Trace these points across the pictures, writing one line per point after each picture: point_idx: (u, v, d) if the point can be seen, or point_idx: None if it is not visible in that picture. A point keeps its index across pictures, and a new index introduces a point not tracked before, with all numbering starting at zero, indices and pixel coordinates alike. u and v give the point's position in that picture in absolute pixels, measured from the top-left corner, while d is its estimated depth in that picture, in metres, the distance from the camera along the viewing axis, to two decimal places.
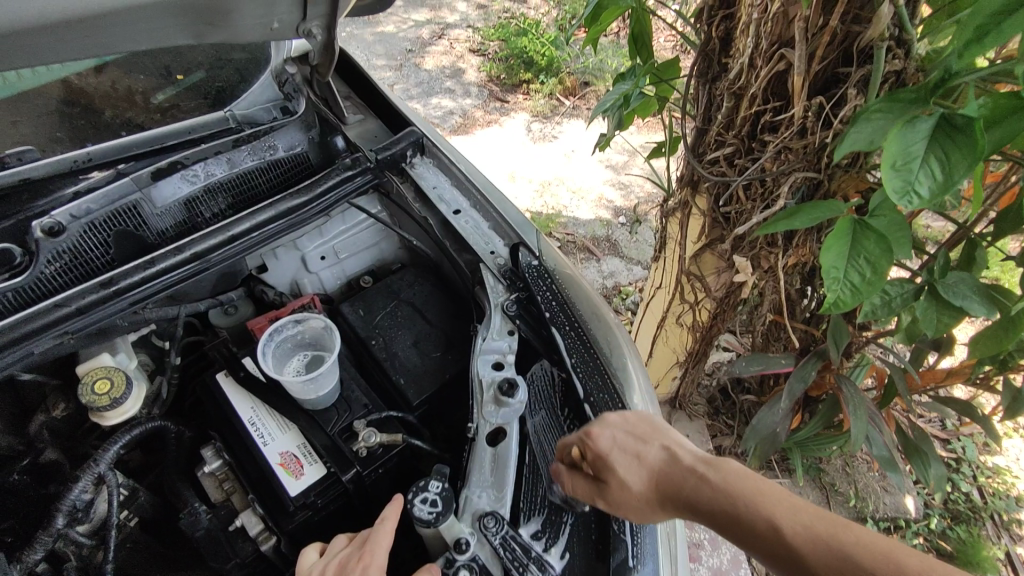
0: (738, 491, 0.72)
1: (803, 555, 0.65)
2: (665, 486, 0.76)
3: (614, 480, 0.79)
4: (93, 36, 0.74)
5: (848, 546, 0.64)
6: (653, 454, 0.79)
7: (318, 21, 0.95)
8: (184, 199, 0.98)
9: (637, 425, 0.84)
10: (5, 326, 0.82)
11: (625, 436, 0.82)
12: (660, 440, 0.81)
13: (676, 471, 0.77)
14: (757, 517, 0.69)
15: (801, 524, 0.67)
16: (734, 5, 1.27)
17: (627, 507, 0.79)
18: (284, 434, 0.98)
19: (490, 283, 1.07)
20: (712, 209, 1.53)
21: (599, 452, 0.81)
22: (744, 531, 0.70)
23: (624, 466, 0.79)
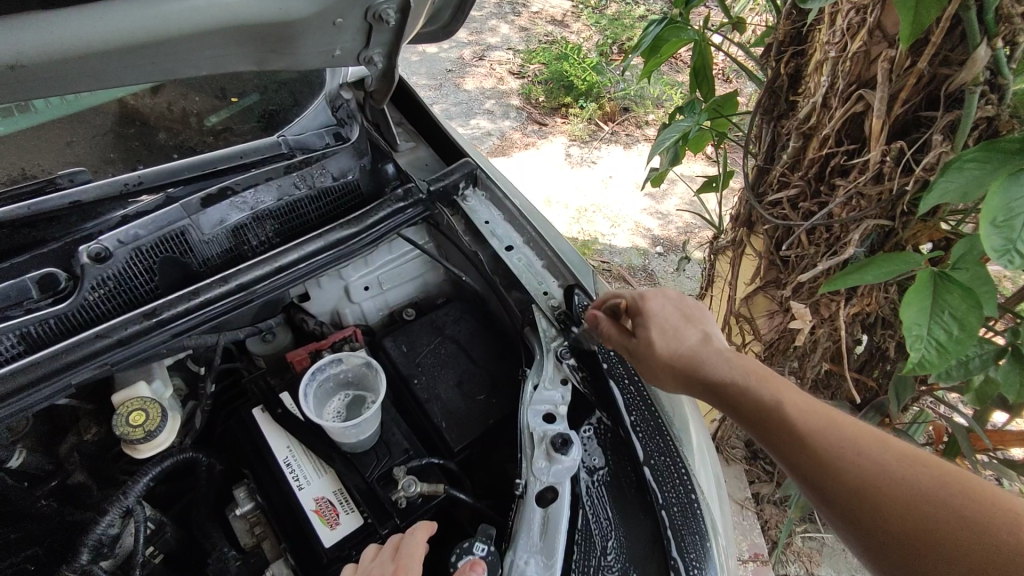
0: (756, 372, 0.82)
1: (800, 425, 0.74)
2: (689, 357, 0.86)
3: (644, 336, 0.89)
4: (156, 61, 0.71)
5: (841, 427, 0.73)
6: (690, 332, 0.89)
7: (380, 49, 0.91)
8: (232, 226, 0.95)
9: (688, 308, 0.93)
10: (45, 355, 0.79)
11: (672, 310, 0.92)
12: (702, 325, 0.90)
13: (703, 347, 0.86)
14: (766, 393, 0.78)
15: (808, 406, 0.76)
16: (806, 42, 1.22)
17: (645, 363, 0.89)
18: (321, 477, 0.93)
19: (543, 326, 1.01)
20: (769, 250, 1.45)
21: (643, 315, 0.91)
22: (748, 395, 0.79)
23: (657, 330, 0.89)
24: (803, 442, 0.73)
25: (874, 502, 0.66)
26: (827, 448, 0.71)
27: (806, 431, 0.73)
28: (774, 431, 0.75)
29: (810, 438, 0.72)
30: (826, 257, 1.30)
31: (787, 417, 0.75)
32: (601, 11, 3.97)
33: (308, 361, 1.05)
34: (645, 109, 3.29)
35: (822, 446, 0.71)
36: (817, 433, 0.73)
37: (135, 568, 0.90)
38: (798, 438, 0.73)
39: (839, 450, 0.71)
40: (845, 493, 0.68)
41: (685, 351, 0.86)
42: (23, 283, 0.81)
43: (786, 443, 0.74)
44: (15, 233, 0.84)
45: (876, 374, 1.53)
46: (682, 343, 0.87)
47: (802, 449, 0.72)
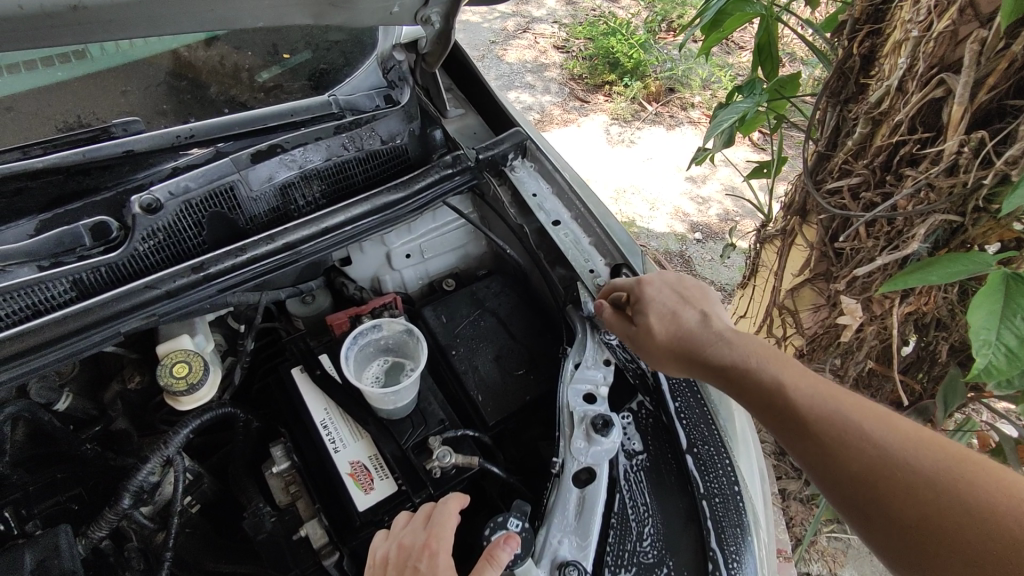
0: (761, 354, 0.80)
1: (809, 414, 0.72)
2: (690, 338, 0.84)
3: (645, 321, 0.88)
4: (215, 9, 0.70)
5: (856, 414, 0.71)
6: (691, 314, 0.87)
7: (439, 8, 0.88)
8: (280, 184, 0.94)
9: (687, 288, 0.91)
10: (96, 303, 0.79)
11: (671, 293, 0.90)
12: (700, 306, 0.88)
13: (706, 329, 0.84)
14: (767, 380, 0.77)
15: (818, 391, 0.74)
16: (884, 21, 1.14)
17: (647, 349, 0.87)
18: (357, 442, 0.93)
19: (587, 305, 0.98)
20: (822, 241, 1.39)
21: (641, 300, 0.90)
22: (755, 381, 0.78)
23: (658, 316, 0.87)
24: (814, 431, 0.71)
25: (887, 491, 0.65)
26: (839, 436, 0.69)
27: (811, 416, 0.72)
28: (782, 418, 0.74)
29: (823, 426, 0.71)
30: (884, 251, 1.24)
31: (794, 402, 0.74)
32: None
33: (348, 325, 1.04)
34: (691, 90, 3.19)
35: (827, 436, 0.70)
36: (825, 424, 0.71)
37: (173, 516, 0.92)
38: (809, 427, 0.71)
39: (848, 441, 0.69)
40: (857, 483, 0.67)
41: (687, 332, 0.85)
42: (76, 231, 0.81)
43: (794, 430, 0.73)
44: (70, 180, 0.84)
45: (921, 376, 1.47)
46: (684, 326, 0.86)
47: (812, 437, 0.71)
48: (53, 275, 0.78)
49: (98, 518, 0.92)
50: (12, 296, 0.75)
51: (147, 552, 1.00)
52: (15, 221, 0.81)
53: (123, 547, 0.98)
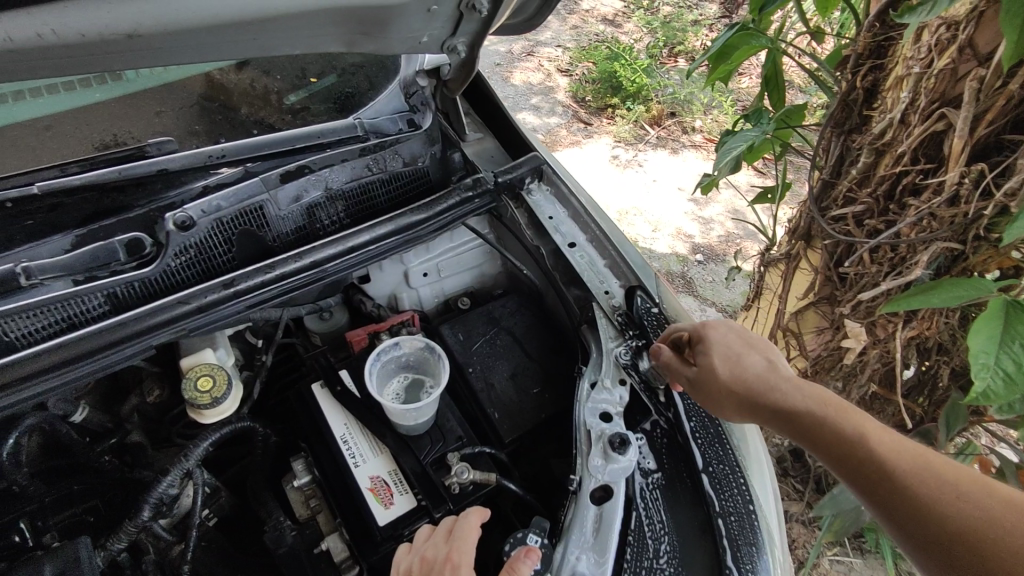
0: (833, 408, 0.81)
1: (891, 466, 0.73)
2: (758, 383, 0.85)
3: (706, 359, 0.89)
4: (259, 39, 0.72)
5: (933, 469, 0.71)
6: (755, 359, 0.88)
7: (465, 38, 0.91)
8: (307, 205, 0.96)
9: (746, 335, 0.93)
10: (131, 317, 0.81)
11: (735, 337, 0.92)
12: (764, 352, 0.89)
13: (771, 376, 0.86)
14: (845, 429, 0.78)
15: (893, 444, 0.75)
16: (886, 56, 1.19)
17: (710, 389, 0.88)
18: (376, 457, 0.94)
19: (602, 325, 1.01)
20: (827, 266, 1.42)
21: (705, 342, 0.91)
22: (827, 431, 0.79)
23: (723, 358, 0.88)
24: (890, 483, 0.72)
25: (961, 543, 0.66)
26: (916, 489, 0.70)
27: (894, 467, 0.72)
28: (855, 469, 0.75)
29: (900, 477, 0.71)
30: (887, 277, 1.27)
31: (868, 452, 0.75)
32: (654, 13, 3.92)
33: (366, 342, 1.07)
34: (692, 114, 3.26)
35: (912, 485, 0.70)
36: (906, 473, 0.72)
37: (191, 528, 0.94)
38: (882, 480, 0.72)
39: (932, 492, 0.69)
40: (944, 532, 0.67)
41: (752, 377, 0.86)
42: (112, 246, 0.83)
43: (867, 482, 0.74)
44: (104, 196, 0.87)
45: (922, 400, 1.50)
46: (749, 370, 0.87)
47: (892, 490, 0.71)
48: (89, 289, 0.80)
49: (117, 530, 0.93)
50: (49, 309, 0.78)
51: (163, 565, 1.00)
52: (50, 236, 0.83)
53: (140, 559, 0.99)
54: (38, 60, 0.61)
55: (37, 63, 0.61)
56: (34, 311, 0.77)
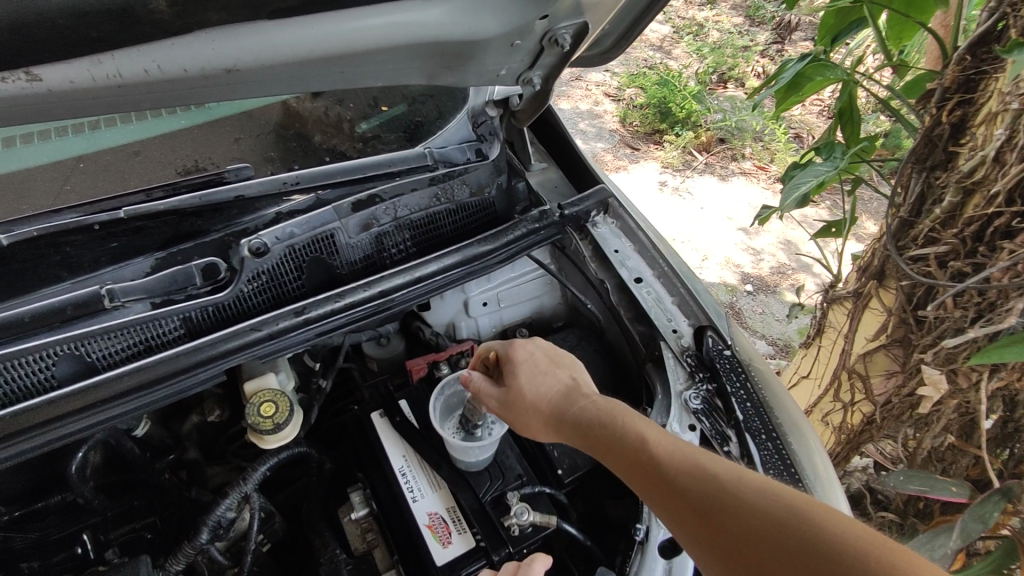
0: (618, 414, 0.74)
1: (668, 473, 0.65)
2: (555, 401, 0.79)
3: (514, 382, 0.83)
4: (348, 73, 0.72)
5: (722, 467, 0.63)
6: (560, 373, 0.83)
7: (541, 71, 0.89)
8: (376, 234, 0.96)
9: (554, 349, 0.88)
10: (205, 343, 0.81)
11: (542, 354, 0.85)
12: (568, 367, 0.84)
13: (548, 395, 0.80)
14: (626, 434, 0.71)
15: (673, 443, 0.68)
16: (977, 90, 1.12)
17: (515, 411, 0.81)
18: (435, 492, 0.92)
19: (670, 366, 0.97)
20: (902, 307, 1.34)
21: (510, 361, 0.85)
22: (607, 440, 0.72)
23: (527, 375, 0.83)
24: (653, 479, 0.66)
25: (738, 545, 0.58)
26: (674, 484, 0.64)
27: (674, 474, 0.64)
28: (635, 469, 0.67)
29: (669, 476, 0.64)
30: (974, 323, 1.19)
31: (628, 453, 0.69)
32: (703, 39, 3.89)
33: (425, 372, 1.05)
34: (743, 142, 3.19)
35: (695, 498, 0.62)
36: (681, 478, 0.64)
37: (247, 553, 0.94)
38: (668, 483, 0.64)
39: (721, 504, 0.60)
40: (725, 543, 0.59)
41: (553, 394, 0.80)
42: (189, 270, 0.84)
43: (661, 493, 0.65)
44: (183, 220, 0.88)
45: (1004, 454, 1.39)
46: (552, 387, 0.81)
47: (677, 502, 0.63)
48: (166, 313, 0.81)
49: (176, 551, 0.93)
50: (127, 333, 0.79)
51: None
52: (132, 258, 0.85)
53: None
54: (142, 94, 0.62)
55: (141, 96, 0.63)
56: (114, 334, 0.78)
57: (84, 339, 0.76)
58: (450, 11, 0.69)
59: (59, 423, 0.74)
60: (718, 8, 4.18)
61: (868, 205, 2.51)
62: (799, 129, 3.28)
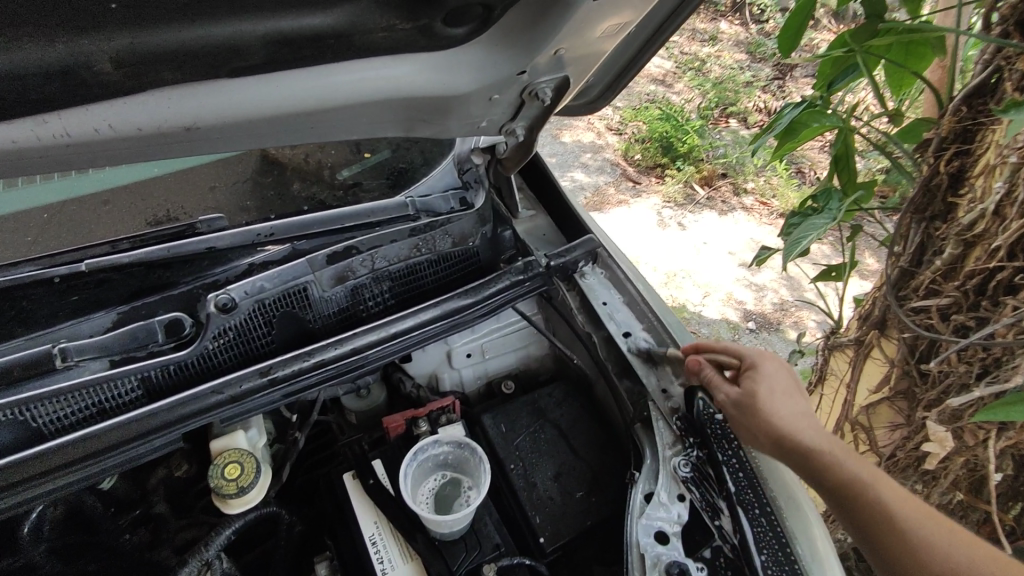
0: (854, 459, 0.75)
1: (909, 527, 0.70)
2: (788, 420, 0.79)
3: (759, 391, 0.82)
4: (317, 128, 0.69)
5: (946, 534, 0.70)
6: (797, 402, 0.82)
7: (524, 122, 0.87)
8: (352, 286, 0.93)
9: (788, 372, 0.86)
10: (162, 406, 0.78)
11: (784, 376, 0.84)
12: (798, 395, 0.83)
13: (801, 418, 0.79)
14: (852, 481, 0.74)
15: (953, 542, 0.69)
16: (975, 141, 1.09)
17: (744, 407, 0.82)
18: (406, 564, 0.87)
19: (659, 430, 0.93)
20: (905, 359, 1.29)
21: (756, 367, 0.85)
22: (846, 483, 0.74)
23: (767, 388, 0.82)
24: (897, 531, 0.70)
25: None
26: (912, 537, 0.69)
27: (906, 526, 0.70)
28: (872, 519, 0.71)
29: (906, 529, 0.70)
30: (979, 380, 1.14)
31: (888, 529, 0.70)
32: (705, 73, 3.92)
33: (404, 429, 0.99)
34: (744, 176, 3.17)
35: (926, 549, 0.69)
36: (921, 537, 0.69)
37: None
38: (905, 536, 0.69)
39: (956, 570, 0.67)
40: None
41: (796, 414, 0.80)
42: (151, 326, 0.80)
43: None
44: (151, 272, 0.85)
45: (1016, 514, 1.32)
46: (796, 409, 0.81)
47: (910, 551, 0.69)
48: (122, 373, 0.77)
49: None
50: (80, 395, 0.75)
51: None
52: (93, 313, 0.81)
53: None
54: (94, 153, 0.59)
55: (95, 156, 0.60)
56: (66, 396, 0.74)
57: (31, 403, 0.73)
58: (425, 66, 0.67)
59: (4, 493, 0.71)
60: (721, 43, 4.21)
61: (871, 243, 2.47)
62: (801, 163, 3.26)
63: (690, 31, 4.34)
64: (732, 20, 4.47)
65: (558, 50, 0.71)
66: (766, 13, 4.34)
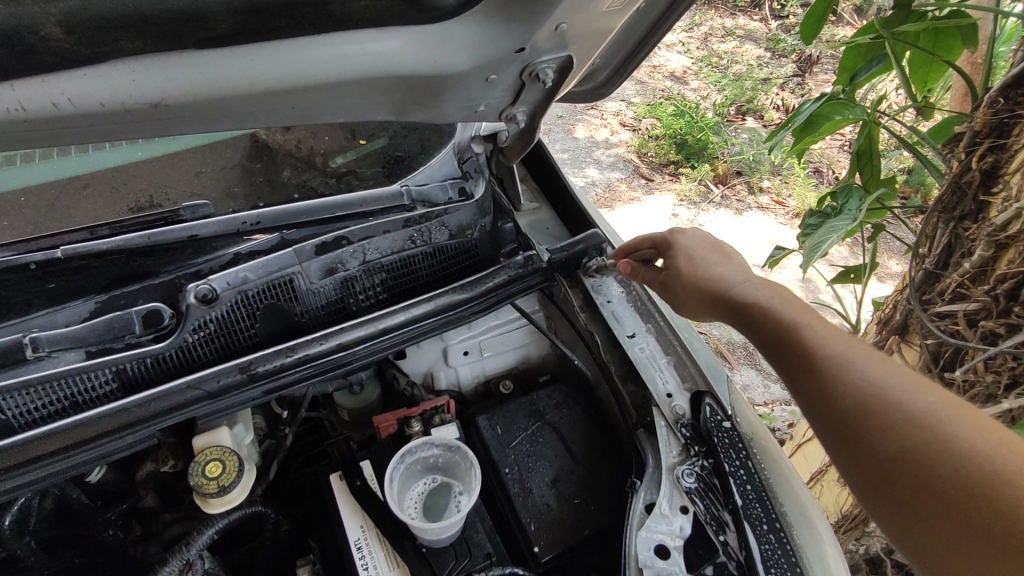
0: (771, 289, 0.73)
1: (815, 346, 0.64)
2: (707, 275, 0.81)
3: (678, 261, 0.86)
4: (297, 108, 0.64)
5: (867, 356, 0.61)
6: (720, 260, 0.84)
7: (525, 107, 0.81)
8: (341, 278, 0.88)
9: (716, 243, 0.87)
10: (135, 401, 0.74)
11: (702, 244, 0.87)
12: (730, 255, 0.84)
13: (729, 273, 0.80)
14: (752, 309, 0.72)
15: (917, 385, 0.58)
16: (1011, 135, 1.01)
17: (673, 284, 0.86)
18: (392, 572, 0.83)
19: (663, 437, 0.87)
20: (927, 367, 1.20)
21: (672, 246, 0.89)
22: (753, 310, 0.72)
23: (686, 258, 0.86)
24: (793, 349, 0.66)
25: (871, 436, 0.56)
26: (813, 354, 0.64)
27: (815, 345, 0.64)
28: (771, 340, 0.68)
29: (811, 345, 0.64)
30: (1008, 391, 1.06)
31: (851, 385, 0.59)
32: (722, 70, 3.83)
33: (395, 428, 0.95)
34: (760, 175, 3.08)
35: (835, 373, 0.61)
36: (830, 354, 0.63)
37: None
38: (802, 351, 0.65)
39: (867, 392, 0.58)
40: (868, 443, 0.56)
41: (709, 268, 0.82)
42: (128, 317, 0.77)
43: (872, 434, 0.56)
44: (131, 260, 0.81)
45: None
46: (722, 264, 0.83)
47: (816, 372, 0.62)
48: (95, 366, 0.73)
49: None
50: (50, 388, 0.72)
51: None
52: (70, 301, 0.78)
53: None
54: (52, 129, 0.56)
55: (54, 132, 0.56)
56: (34, 388, 0.71)
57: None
58: (412, 40, 0.62)
59: None
60: (739, 40, 4.12)
61: (891, 245, 2.38)
62: (820, 163, 3.17)
63: (707, 28, 4.25)
64: (751, 16, 4.36)
65: (560, 25, 0.66)
66: (785, 8, 4.22)
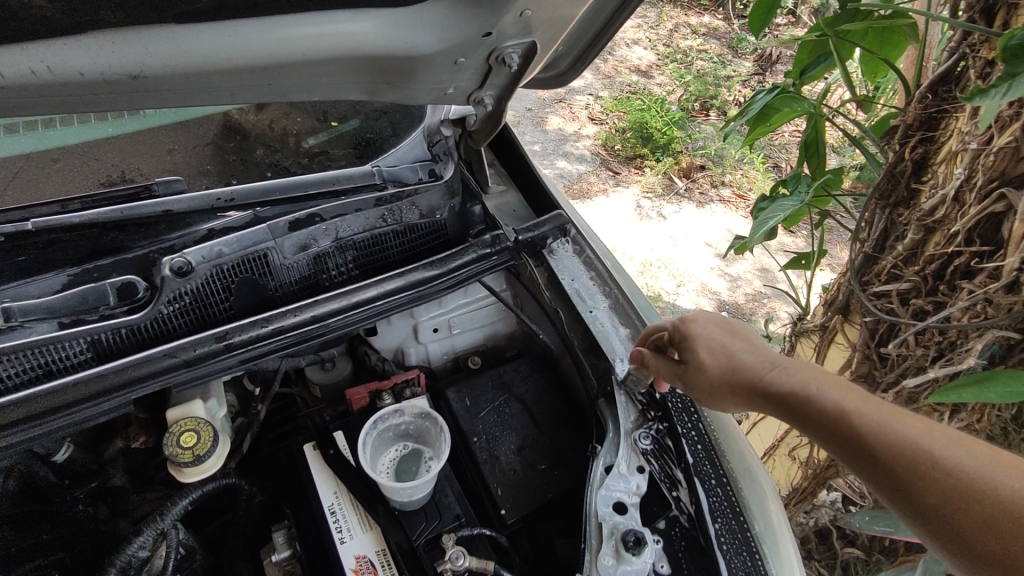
0: (806, 370, 0.76)
1: (874, 430, 0.67)
2: (734, 367, 0.79)
3: (695, 358, 0.82)
4: (272, 84, 0.67)
5: (918, 428, 0.66)
6: (740, 346, 0.81)
7: (492, 91, 0.85)
8: (314, 254, 0.91)
9: (726, 322, 0.85)
10: (111, 369, 0.76)
11: (716, 328, 0.84)
12: (746, 336, 0.82)
13: (758, 359, 0.79)
14: (797, 397, 0.74)
15: (967, 447, 0.64)
16: (939, 128, 1.11)
17: (700, 387, 0.82)
18: (365, 533, 0.86)
19: (622, 404, 0.92)
20: (866, 343, 1.30)
21: (683, 339, 0.85)
22: (798, 396, 0.74)
23: (705, 350, 0.82)
24: (849, 428, 0.69)
25: (947, 505, 0.61)
26: (872, 434, 0.67)
27: (871, 422, 0.68)
28: (824, 423, 0.71)
29: (864, 424, 0.68)
30: (936, 362, 1.15)
31: (916, 460, 0.64)
32: (687, 67, 3.92)
33: (366, 401, 0.99)
34: (722, 168, 3.18)
35: (898, 451, 0.65)
36: (888, 433, 0.67)
37: None
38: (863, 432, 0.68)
39: (932, 466, 0.63)
40: (951, 516, 0.61)
41: (734, 357, 0.80)
42: (102, 289, 0.79)
43: (949, 507, 0.61)
44: (104, 235, 0.82)
45: None
46: (741, 351, 0.81)
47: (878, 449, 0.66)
48: (70, 336, 0.75)
49: None
50: (22, 357, 0.73)
51: None
52: (41, 274, 0.79)
53: None
54: (30, 97, 0.58)
55: (32, 100, 0.58)
56: (8, 356, 0.72)
57: None
58: (383, 22, 0.65)
59: None
60: (704, 37, 4.23)
61: (841, 236, 2.51)
62: (779, 158, 3.30)
63: (674, 24, 4.36)
64: (716, 15, 4.48)
65: (524, 12, 0.70)
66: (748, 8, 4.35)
